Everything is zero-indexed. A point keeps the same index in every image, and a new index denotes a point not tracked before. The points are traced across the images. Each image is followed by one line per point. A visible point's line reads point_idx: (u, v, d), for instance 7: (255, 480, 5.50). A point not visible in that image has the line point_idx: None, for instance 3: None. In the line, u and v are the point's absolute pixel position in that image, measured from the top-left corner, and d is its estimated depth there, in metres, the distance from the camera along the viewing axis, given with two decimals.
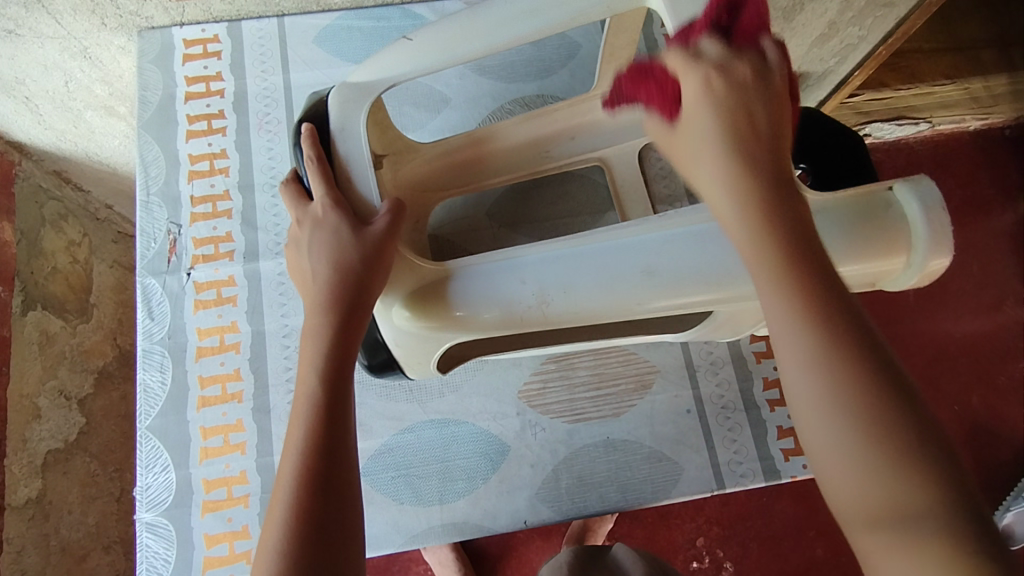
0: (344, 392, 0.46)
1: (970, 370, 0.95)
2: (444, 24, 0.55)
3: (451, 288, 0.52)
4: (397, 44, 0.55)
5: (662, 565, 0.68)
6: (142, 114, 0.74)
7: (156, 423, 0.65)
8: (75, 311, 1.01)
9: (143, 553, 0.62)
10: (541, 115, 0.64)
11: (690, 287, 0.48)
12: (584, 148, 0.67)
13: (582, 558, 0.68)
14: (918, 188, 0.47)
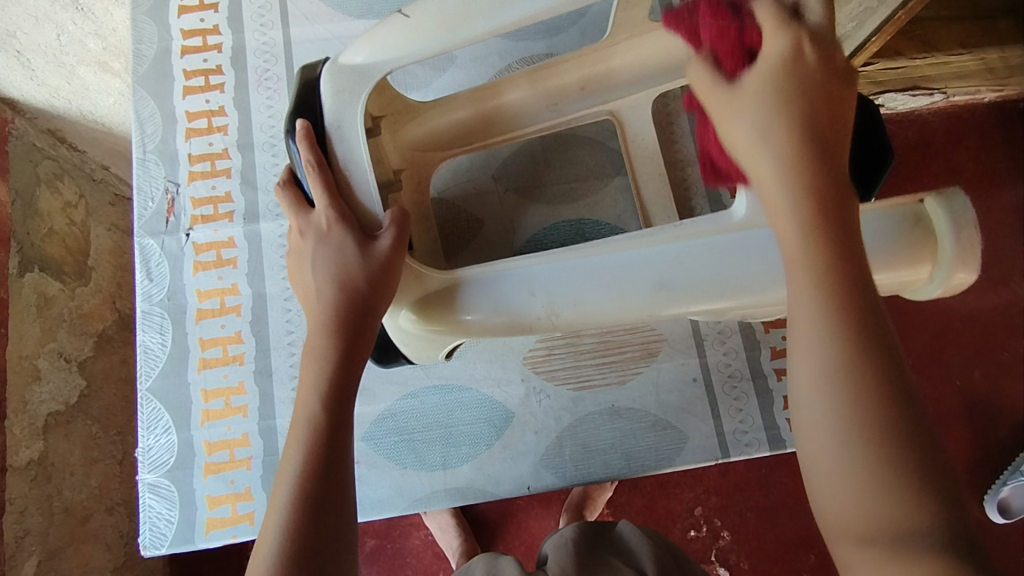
0: (348, 401, 0.47)
1: (976, 344, 0.95)
2: None
3: (458, 294, 0.52)
4: (395, 17, 0.52)
5: (670, 547, 0.67)
6: (138, 69, 0.72)
7: (157, 385, 0.65)
8: (72, 273, 1.00)
9: (146, 514, 0.62)
10: (548, 67, 0.60)
11: (703, 298, 0.49)
12: (595, 101, 0.62)
13: (588, 535, 0.68)
14: (951, 201, 0.50)
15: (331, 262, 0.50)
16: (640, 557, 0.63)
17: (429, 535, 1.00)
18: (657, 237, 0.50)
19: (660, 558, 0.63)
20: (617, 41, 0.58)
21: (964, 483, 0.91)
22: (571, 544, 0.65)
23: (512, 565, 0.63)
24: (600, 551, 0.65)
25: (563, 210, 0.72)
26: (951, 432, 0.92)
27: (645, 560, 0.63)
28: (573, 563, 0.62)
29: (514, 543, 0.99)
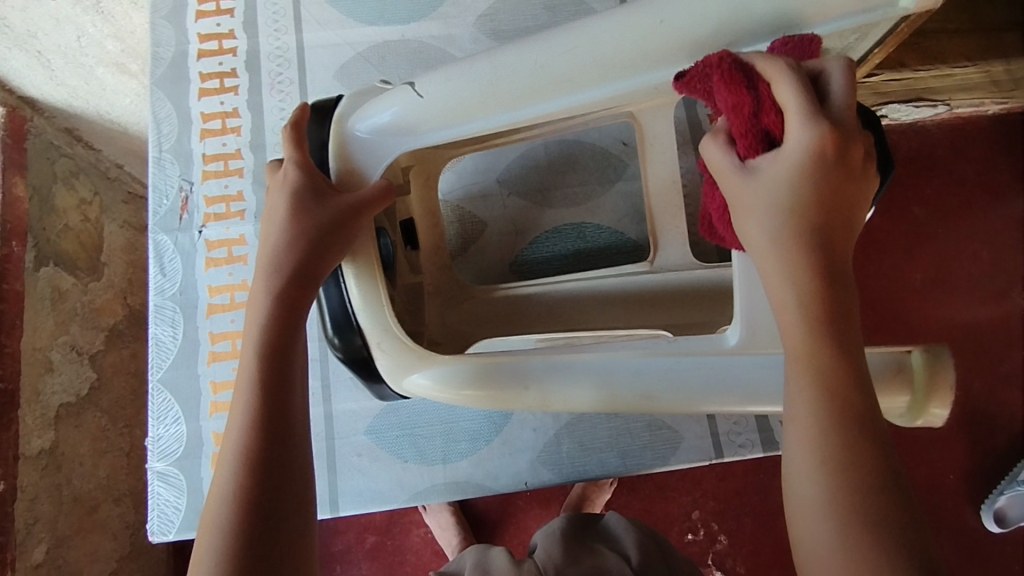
0: (290, 346, 0.43)
1: (971, 354, 0.96)
2: (461, 72, 0.49)
3: (443, 376, 0.49)
4: (404, 90, 0.50)
5: (655, 535, 0.69)
6: (155, 71, 0.74)
7: (168, 376, 0.67)
8: (86, 269, 1.02)
9: (154, 501, 0.64)
10: None
11: (696, 400, 0.46)
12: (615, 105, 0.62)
13: (575, 524, 0.69)
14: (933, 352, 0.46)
15: (286, 206, 0.46)
16: (625, 543, 0.65)
17: (429, 533, 1.02)
18: (646, 346, 0.46)
19: (643, 544, 0.65)
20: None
21: (958, 491, 0.92)
22: (559, 533, 0.66)
23: (502, 555, 0.64)
24: (587, 540, 0.66)
25: (566, 214, 0.73)
26: (946, 440, 0.94)
27: (630, 547, 0.64)
28: (559, 548, 0.63)
29: (514, 543, 1.00)
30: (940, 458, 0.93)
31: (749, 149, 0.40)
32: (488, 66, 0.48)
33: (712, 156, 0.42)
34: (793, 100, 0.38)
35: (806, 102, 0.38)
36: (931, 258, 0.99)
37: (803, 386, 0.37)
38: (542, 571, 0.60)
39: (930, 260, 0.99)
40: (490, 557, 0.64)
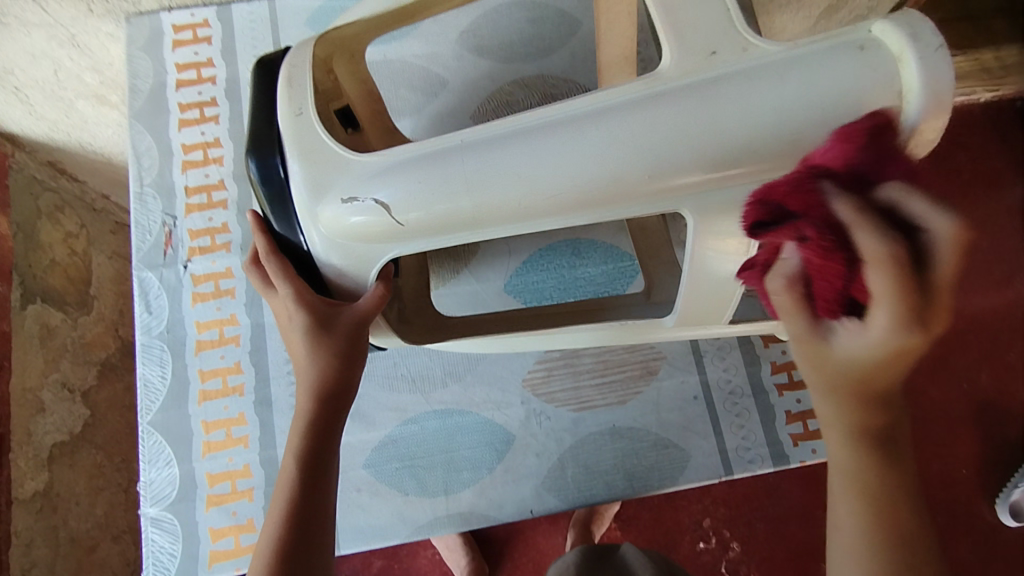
0: (321, 467, 0.48)
1: (979, 347, 0.94)
2: (446, 182, 0.42)
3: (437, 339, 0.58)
4: (375, 209, 0.43)
5: (671, 567, 0.68)
6: (134, 104, 0.73)
7: (158, 419, 0.65)
8: (75, 303, 1.00)
9: (149, 548, 0.62)
10: None
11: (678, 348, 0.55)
12: None
13: (590, 558, 0.68)
14: None
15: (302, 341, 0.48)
16: None
17: (437, 554, 1.00)
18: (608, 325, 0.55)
19: None
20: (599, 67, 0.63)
21: (972, 488, 0.90)
22: (573, 572, 0.66)
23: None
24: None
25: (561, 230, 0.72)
26: (956, 437, 0.92)
27: None
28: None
29: (523, 561, 0.98)
30: (952, 455, 0.91)
31: (834, 311, 0.30)
32: (458, 180, 0.42)
33: (778, 304, 0.32)
34: (882, 290, 0.25)
35: (905, 296, 0.25)
36: None
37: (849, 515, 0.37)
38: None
39: None
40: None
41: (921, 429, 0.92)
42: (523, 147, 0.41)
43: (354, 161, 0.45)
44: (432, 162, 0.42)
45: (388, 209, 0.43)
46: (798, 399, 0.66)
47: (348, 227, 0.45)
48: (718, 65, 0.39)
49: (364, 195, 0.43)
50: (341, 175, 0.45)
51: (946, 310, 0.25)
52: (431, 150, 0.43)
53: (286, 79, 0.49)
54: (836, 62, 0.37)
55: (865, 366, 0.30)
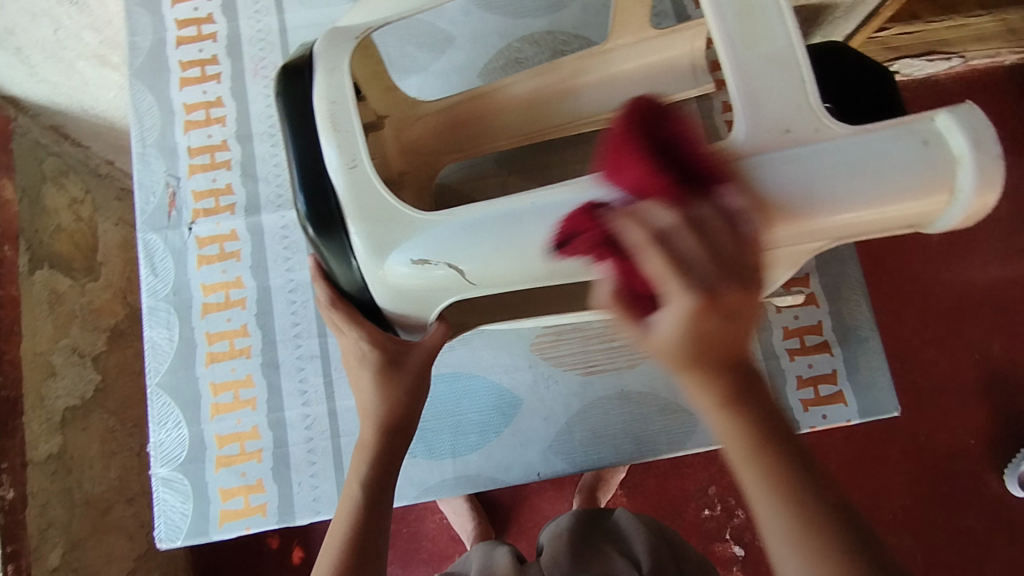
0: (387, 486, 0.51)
1: (994, 317, 0.93)
2: (528, 236, 0.42)
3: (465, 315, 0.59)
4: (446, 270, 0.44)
5: (663, 530, 0.70)
6: (134, 61, 0.71)
7: (166, 380, 0.65)
8: (82, 269, 1.00)
9: (160, 507, 0.63)
10: (545, 72, 0.62)
11: None
12: (595, 106, 0.61)
13: (583, 524, 0.70)
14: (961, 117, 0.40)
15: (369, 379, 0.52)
16: (636, 547, 0.65)
17: (444, 519, 1.01)
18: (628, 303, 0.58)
19: (654, 545, 0.65)
20: (617, 45, 0.61)
21: (981, 458, 0.90)
22: (566, 535, 0.68)
23: (506, 555, 0.66)
24: (595, 540, 0.67)
25: None
26: (968, 406, 0.91)
27: (641, 549, 0.64)
28: (565, 554, 0.65)
29: (528, 526, 0.99)
30: (963, 424, 0.91)
31: (644, 310, 0.35)
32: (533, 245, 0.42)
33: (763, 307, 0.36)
34: (670, 275, 0.32)
35: (676, 274, 0.31)
36: None
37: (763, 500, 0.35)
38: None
39: None
40: (494, 560, 0.66)
41: (932, 397, 0.92)
42: (592, 206, 0.41)
43: (424, 222, 0.44)
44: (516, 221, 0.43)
45: (463, 274, 0.44)
46: (810, 364, 0.65)
47: (411, 282, 0.46)
48: (793, 142, 0.41)
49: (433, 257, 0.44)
50: (407, 234, 0.45)
51: (707, 275, 0.31)
52: (506, 213, 0.43)
53: (326, 102, 0.47)
54: (896, 153, 0.40)
55: (673, 351, 0.34)
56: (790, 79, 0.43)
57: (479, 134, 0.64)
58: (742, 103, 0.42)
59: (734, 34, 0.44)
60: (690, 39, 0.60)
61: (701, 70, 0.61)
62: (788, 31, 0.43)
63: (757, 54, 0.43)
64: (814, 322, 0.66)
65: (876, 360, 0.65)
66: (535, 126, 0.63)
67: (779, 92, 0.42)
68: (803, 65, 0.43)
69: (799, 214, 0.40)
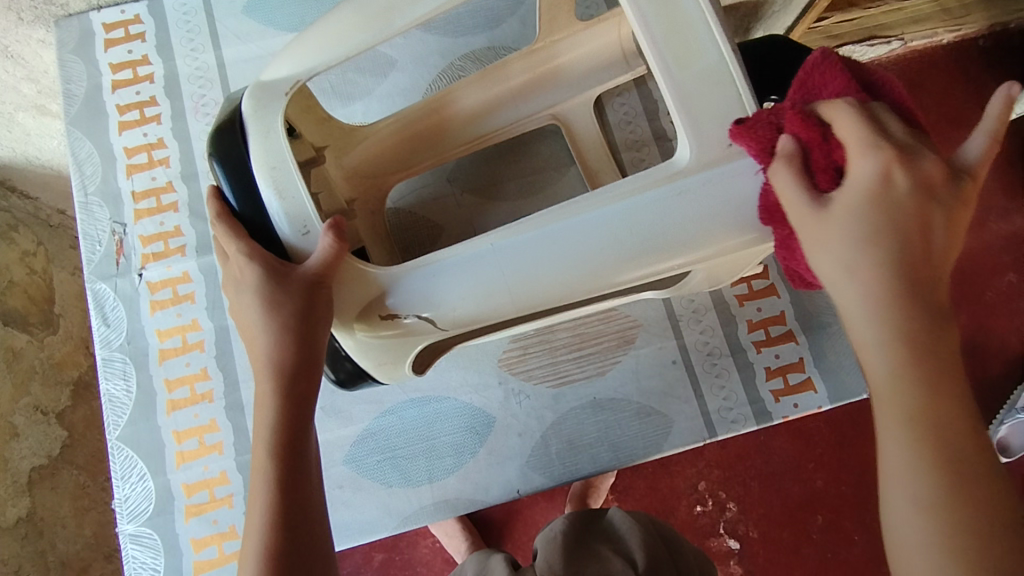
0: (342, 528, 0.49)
1: (957, 288, 0.94)
2: (487, 271, 0.46)
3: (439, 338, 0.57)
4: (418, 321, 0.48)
5: (658, 526, 0.69)
6: (70, 109, 0.69)
7: (126, 433, 0.63)
8: (40, 323, 0.98)
9: (131, 564, 0.61)
10: (498, 73, 0.63)
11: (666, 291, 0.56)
12: (542, 105, 0.65)
13: (576, 525, 0.69)
14: (894, 115, 0.43)
15: None
16: (630, 544, 0.65)
17: (436, 542, 1.00)
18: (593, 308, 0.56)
19: (648, 542, 0.65)
20: (557, 39, 0.62)
21: None
22: (559, 539, 0.66)
23: (501, 563, 0.65)
24: (590, 541, 0.66)
25: (526, 205, 0.69)
26: None
27: (635, 547, 0.64)
28: (559, 557, 0.63)
29: (523, 540, 0.99)
30: None
31: (827, 184, 0.39)
32: (504, 285, 0.46)
33: (781, 182, 0.40)
34: (859, 139, 0.38)
35: (871, 133, 0.38)
36: None
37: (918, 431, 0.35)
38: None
39: None
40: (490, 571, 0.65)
41: None
42: (557, 242, 0.45)
43: (384, 277, 0.47)
44: (470, 263, 0.46)
45: (432, 321, 0.48)
46: (776, 354, 0.66)
47: (383, 333, 0.49)
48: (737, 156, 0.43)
49: (395, 308, 0.48)
50: (371, 290, 0.47)
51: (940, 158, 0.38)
52: (472, 255, 0.46)
53: (268, 168, 0.47)
54: None
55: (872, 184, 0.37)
56: (726, 96, 0.43)
57: (435, 145, 0.64)
58: (684, 125, 0.43)
59: (665, 53, 0.43)
60: (616, 26, 0.61)
61: (631, 54, 0.63)
62: (717, 44, 0.43)
63: (690, 71, 0.43)
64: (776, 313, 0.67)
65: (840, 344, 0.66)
66: (490, 131, 0.65)
67: (716, 111, 0.43)
68: (738, 79, 0.43)
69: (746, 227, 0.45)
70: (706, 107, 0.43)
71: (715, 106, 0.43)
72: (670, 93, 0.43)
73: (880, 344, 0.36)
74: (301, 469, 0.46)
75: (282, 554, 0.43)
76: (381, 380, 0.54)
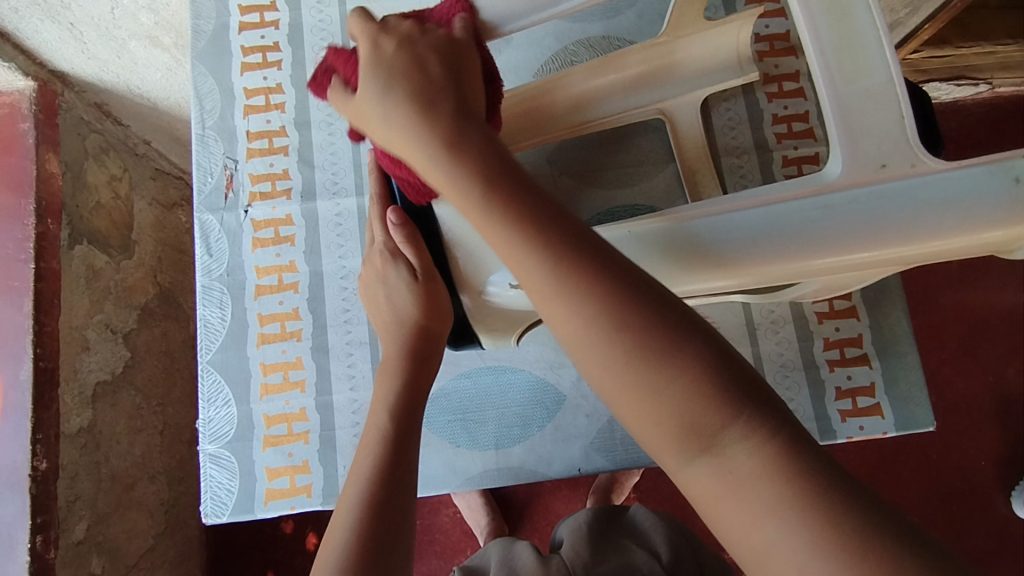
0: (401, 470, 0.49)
1: (1011, 339, 0.95)
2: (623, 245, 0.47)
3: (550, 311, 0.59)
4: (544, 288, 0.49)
5: (682, 528, 0.70)
6: (196, 44, 0.72)
7: (217, 358, 0.66)
8: (118, 247, 1.02)
9: (207, 483, 0.64)
10: (615, 61, 0.64)
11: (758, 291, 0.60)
12: (648, 99, 0.65)
13: (600, 517, 0.71)
14: None
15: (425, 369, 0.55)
16: (655, 540, 0.66)
17: (457, 513, 1.02)
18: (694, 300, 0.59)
19: (672, 538, 0.66)
20: (679, 36, 0.63)
21: (991, 478, 0.93)
22: (584, 528, 0.68)
23: (526, 548, 0.66)
24: (613, 536, 0.68)
25: (623, 194, 0.71)
26: (979, 426, 0.94)
27: (660, 542, 0.65)
28: (586, 547, 0.65)
29: (542, 523, 1.01)
30: (973, 444, 0.94)
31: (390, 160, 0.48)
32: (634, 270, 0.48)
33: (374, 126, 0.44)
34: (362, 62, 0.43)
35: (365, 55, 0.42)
36: None
37: (558, 302, 0.36)
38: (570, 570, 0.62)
39: None
40: (514, 554, 0.65)
41: (945, 417, 0.95)
42: (700, 238, 0.45)
43: None
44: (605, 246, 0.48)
45: None
46: (848, 376, 0.66)
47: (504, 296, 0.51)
48: (889, 177, 0.43)
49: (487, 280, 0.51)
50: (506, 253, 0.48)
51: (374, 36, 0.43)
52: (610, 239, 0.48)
53: None
54: (989, 192, 0.41)
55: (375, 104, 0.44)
56: (889, 115, 0.44)
57: (544, 123, 0.66)
58: (840, 140, 0.44)
59: (834, 66, 0.45)
60: (737, 30, 0.62)
61: (746, 60, 0.64)
62: (887, 63, 0.44)
63: (856, 87, 0.45)
64: (855, 335, 0.67)
65: (913, 375, 0.66)
66: (594, 119, 0.65)
67: (876, 130, 0.44)
68: (903, 104, 0.44)
69: (883, 244, 0.42)
70: (864, 124, 0.44)
71: (876, 124, 0.44)
72: (831, 105, 0.45)
73: (474, 203, 0.38)
74: (411, 432, 0.51)
75: (380, 501, 0.46)
76: (485, 344, 0.61)
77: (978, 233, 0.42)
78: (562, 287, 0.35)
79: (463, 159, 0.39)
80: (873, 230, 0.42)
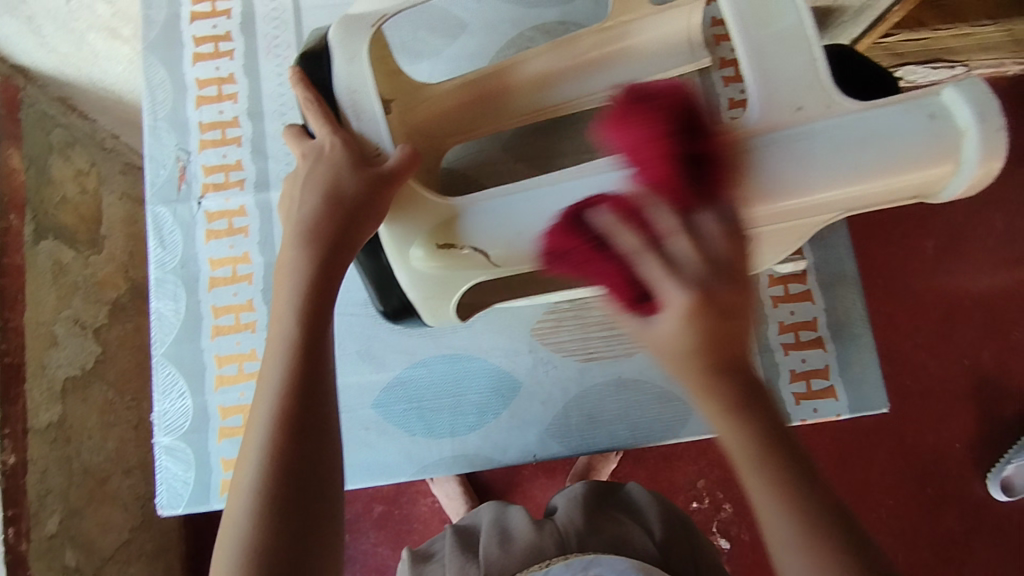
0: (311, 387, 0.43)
1: (983, 323, 0.96)
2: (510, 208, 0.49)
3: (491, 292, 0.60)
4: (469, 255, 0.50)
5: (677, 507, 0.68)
6: (148, 35, 0.71)
7: (171, 351, 0.66)
8: (86, 242, 1.01)
9: (163, 475, 0.64)
10: (566, 45, 0.63)
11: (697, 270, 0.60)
12: (602, 84, 0.64)
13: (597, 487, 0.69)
14: (969, 90, 0.43)
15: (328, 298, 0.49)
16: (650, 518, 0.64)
17: (436, 502, 1.03)
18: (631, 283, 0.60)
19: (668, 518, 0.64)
20: (629, 20, 0.63)
21: (965, 460, 0.93)
22: (580, 498, 0.66)
23: (520, 512, 0.64)
24: (607, 505, 0.66)
25: None
26: (953, 408, 0.94)
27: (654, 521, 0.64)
28: (581, 514, 0.63)
29: None
30: (947, 427, 0.94)
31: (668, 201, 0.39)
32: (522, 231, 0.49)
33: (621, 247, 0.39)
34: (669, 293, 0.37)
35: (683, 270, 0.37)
36: (943, 228, 0.98)
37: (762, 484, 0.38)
38: (563, 538, 0.60)
39: (942, 230, 0.98)
40: (508, 517, 0.64)
41: (918, 402, 0.95)
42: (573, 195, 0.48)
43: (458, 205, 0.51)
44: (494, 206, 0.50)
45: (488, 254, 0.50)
46: (803, 359, 0.67)
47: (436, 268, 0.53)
48: (805, 119, 0.44)
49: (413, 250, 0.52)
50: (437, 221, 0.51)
51: (701, 273, 0.36)
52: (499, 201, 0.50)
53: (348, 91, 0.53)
54: (909, 129, 0.43)
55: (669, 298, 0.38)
56: (803, 60, 0.45)
57: (495, 110, 0.64)
58: (756, 82, 0.45)
59: (746, 12, 0.46)
60: (688, 13, 0.62)
61: (696, 42, 0.63)
62: (799, 12, 0.46)
63: (769, 35, 0.46)
64: (809, 318, 0.67)
65: (870, 357, 0.66)
66: (547, 105, 0.64)
67: (792, 72, 0.45)
68: (815, 46, 0.45)
69: (809, 186, 0.44)
70: (777, 67, 0.45)
71: (790, 67, 0.45)
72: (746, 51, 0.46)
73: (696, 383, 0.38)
74: None
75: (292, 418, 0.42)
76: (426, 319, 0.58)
77: (901, 171, 0.43)
78: (774, 475, 0.38)
79: (737, 403, 0.38)
80: (800, 171, 0.43)
